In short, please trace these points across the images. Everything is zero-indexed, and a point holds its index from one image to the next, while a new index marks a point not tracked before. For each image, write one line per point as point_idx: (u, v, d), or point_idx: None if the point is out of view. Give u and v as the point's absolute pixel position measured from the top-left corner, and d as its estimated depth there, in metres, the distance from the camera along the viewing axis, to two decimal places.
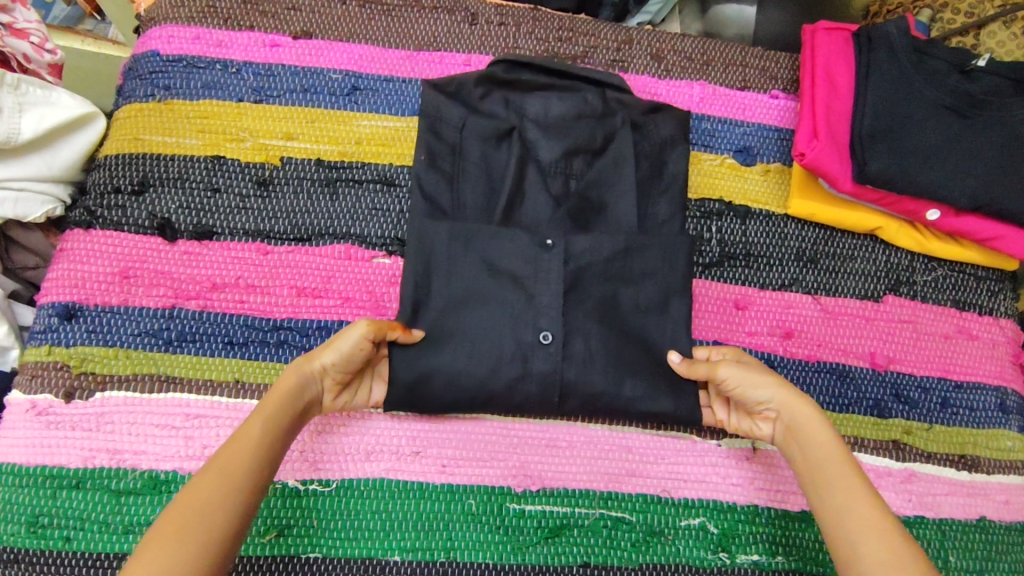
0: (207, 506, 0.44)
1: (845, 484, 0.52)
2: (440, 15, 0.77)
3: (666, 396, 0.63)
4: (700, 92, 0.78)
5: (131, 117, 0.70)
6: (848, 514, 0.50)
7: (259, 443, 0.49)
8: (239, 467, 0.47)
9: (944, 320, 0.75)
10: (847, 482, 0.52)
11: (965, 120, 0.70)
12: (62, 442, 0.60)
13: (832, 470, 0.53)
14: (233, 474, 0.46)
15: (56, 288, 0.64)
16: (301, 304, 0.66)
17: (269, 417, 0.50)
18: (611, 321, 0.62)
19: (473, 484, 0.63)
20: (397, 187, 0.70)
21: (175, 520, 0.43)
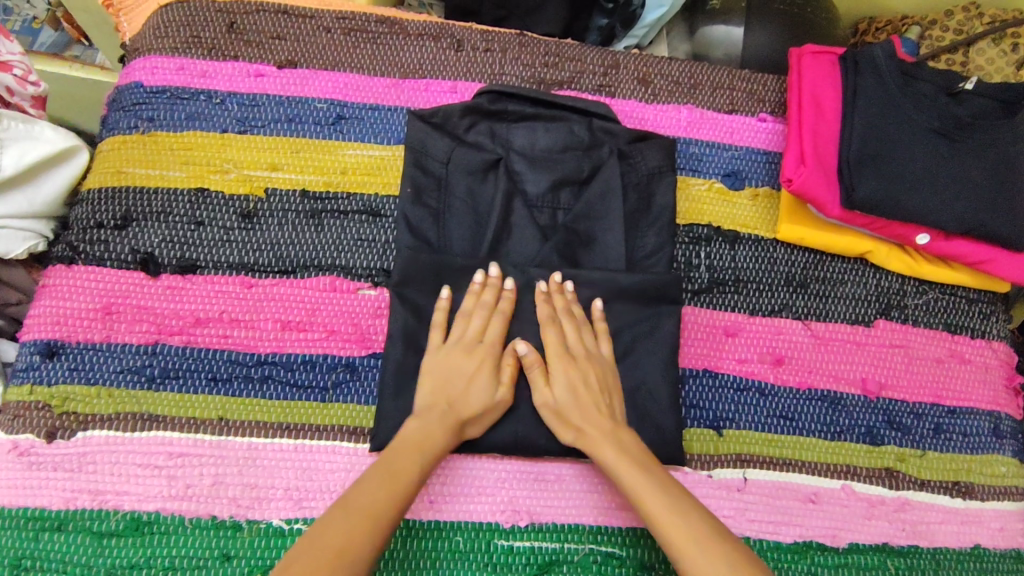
0: (386, 512, 0.51)
1: (652, 483, 0.55)
2: (426, 42, 0.77)
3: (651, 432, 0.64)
4: (687, 116, 0.78)
5: (114, 150, 0.70)
6: (658, 501, 0.53)
7: (423, 461, 0.56)
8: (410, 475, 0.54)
9: (936, 344, 0.75)
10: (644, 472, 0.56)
11: (952, 144, 0.70)
12: (45, 484, 0.59)
13: (638, 472, 0.56)
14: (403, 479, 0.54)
15: (39, 326, 0.63)
16: (286, 338, 0.65)
17: (427, 442, 0.57)
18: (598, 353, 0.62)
19: (460, 520, 0.62)
20: (383, 218, 0.70)
21: (364, 517, 0.50)
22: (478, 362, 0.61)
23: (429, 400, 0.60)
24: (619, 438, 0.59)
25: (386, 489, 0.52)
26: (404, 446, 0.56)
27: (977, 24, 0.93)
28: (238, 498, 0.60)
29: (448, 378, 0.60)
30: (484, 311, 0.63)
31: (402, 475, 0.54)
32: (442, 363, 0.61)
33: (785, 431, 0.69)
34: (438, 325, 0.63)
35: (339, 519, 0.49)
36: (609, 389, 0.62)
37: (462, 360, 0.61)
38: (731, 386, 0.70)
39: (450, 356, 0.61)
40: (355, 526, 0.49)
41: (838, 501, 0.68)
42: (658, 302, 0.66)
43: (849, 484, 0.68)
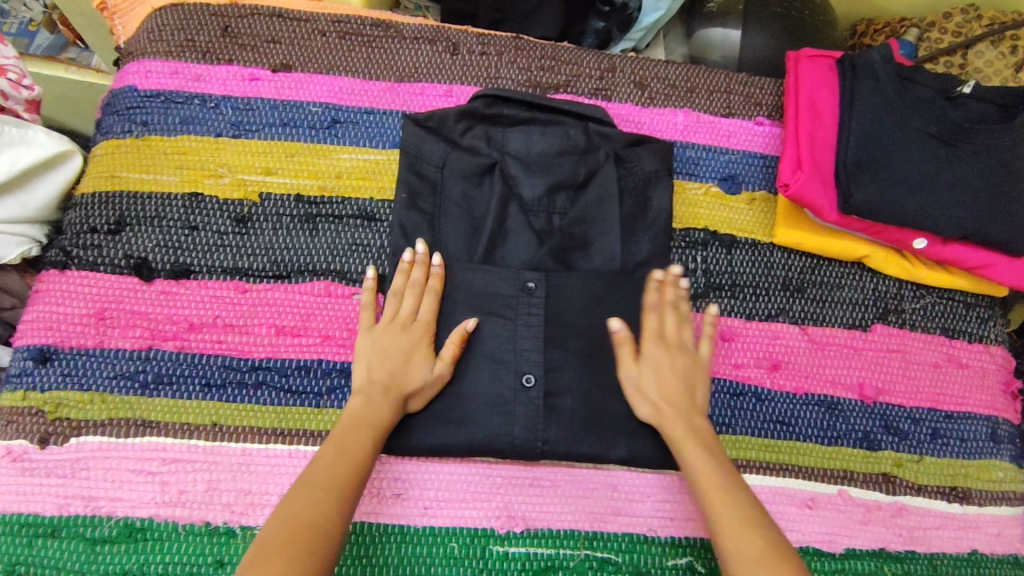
0: (339, 483, 0.51)
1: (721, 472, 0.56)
2: (421, 45, 0.77)
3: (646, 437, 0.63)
4: (684, 120, 0.78)
5: (108, 154, 0.69)
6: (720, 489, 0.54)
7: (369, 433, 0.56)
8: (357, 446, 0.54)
9: (933, 348, 0.74)
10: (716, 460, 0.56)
11: (949, 149, 0.70)
12: (37, 490, 0.59)
13: (704, 457, 0.57)
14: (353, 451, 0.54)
15: (32, 331, 0.63)
16: (280, 343, 0.65)
17: (376, 412, 0.57)
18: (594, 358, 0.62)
19: (455, 526, 0.62)
20: (378, 222, 0.70)
21: (316, 490, 0.50)
22: (413, 338, 0.61)
23: (367, 378, 0.59)
24: (694, 422, 0.60)
25: (341, 461, 0.53)
26: (356, 421, 0.56)
27: (975, 27, 0.93)
28: (232, 504, 0.60)
29: (383, 356, 0.60)
30: (414, 290, 0.63)
31: (357, 447, 0.54)
32: (377, 343, 0.61)
33: (781, 436, 0.69)
34: (368, 308, 0.63)
35: (299, 496, 0.50)
36: (695, 376, 0.63)
37: (399, 339, 0.61)
38: (727, 391, 0.69)
39: (386, 336, 0.61)
40: (318, 499, 0.49)
41: (834, 506, 0.67)
42: None
43: (845, 489, 0.68)
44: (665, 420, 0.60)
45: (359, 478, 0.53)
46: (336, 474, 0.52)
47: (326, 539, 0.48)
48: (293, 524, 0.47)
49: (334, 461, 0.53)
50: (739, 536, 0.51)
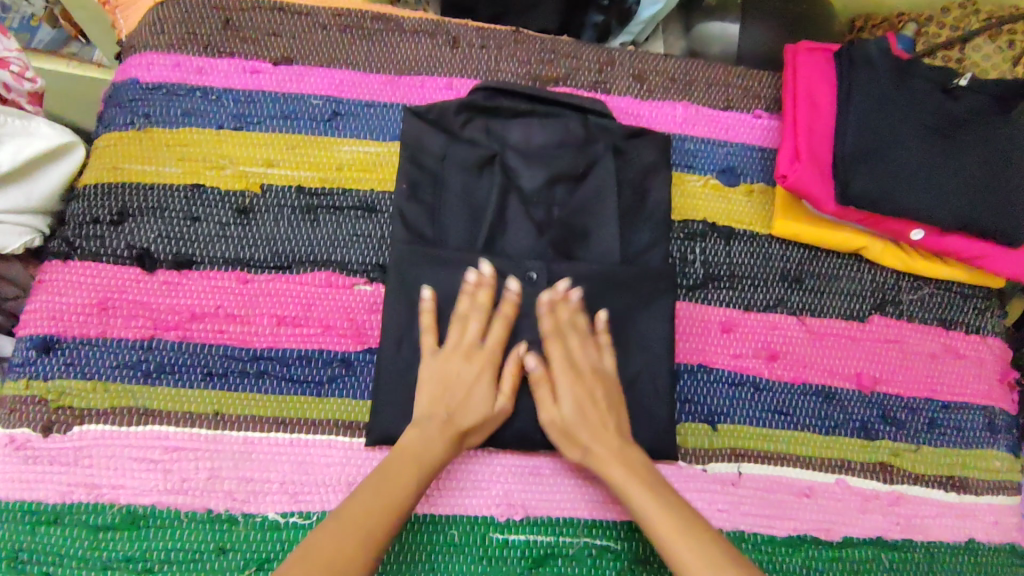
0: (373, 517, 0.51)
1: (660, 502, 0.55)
2: (421, 39, 0.77)
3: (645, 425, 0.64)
4: (682, 112, 0.78)
5: (110, 146, 0.70)
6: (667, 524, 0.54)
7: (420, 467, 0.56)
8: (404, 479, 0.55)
9: (930, 339, 0.75)
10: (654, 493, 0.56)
11: (946, 141, 0.70)
12: (40, 477, 0.60)
13: (645, 490, 0.56)
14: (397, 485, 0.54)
15: (34, 321, 0.64)
16: (282, 333, 0.65)
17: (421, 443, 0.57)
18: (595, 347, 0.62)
19: (455, 514, 0.62)
20: (378, 214, 0.70)
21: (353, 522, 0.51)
22: (478, 372, 0.61)
23: (428, 408, 0.59)
24: (626, 455, 0.59)
25: (383, 493, 0.53)
26: (401, 453, 0.56)
27: (973, 21, 0.94)
28: (234, 492, 0.60)
29: (445, 388, 0.60)
30: (480, 314, 0.62)
31: (400, 484, 0.54)
32: (440, 372, 0.61)
33: (779, 426, 0.70)
34: (429, 329, 0.62)
35: (334, 530, 0.50)
36: (615, 404, 0.62)
37: (461, 371, 0.61)
38: (725, 381, 0.70)
39: (450, 367, 0.61)
40: (355, 530, 0.50)
41: (832, 495, 0.68)
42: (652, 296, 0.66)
43: (843, 478, 0.69)
44: (599, 454, 0.59)
45: (401, 512, 0.53)
46: (373, 509, 0.52)
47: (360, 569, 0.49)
48: (324, 559, 0.48)
49: (372, 497, 0.53)
50: (695, 564, 0.51)
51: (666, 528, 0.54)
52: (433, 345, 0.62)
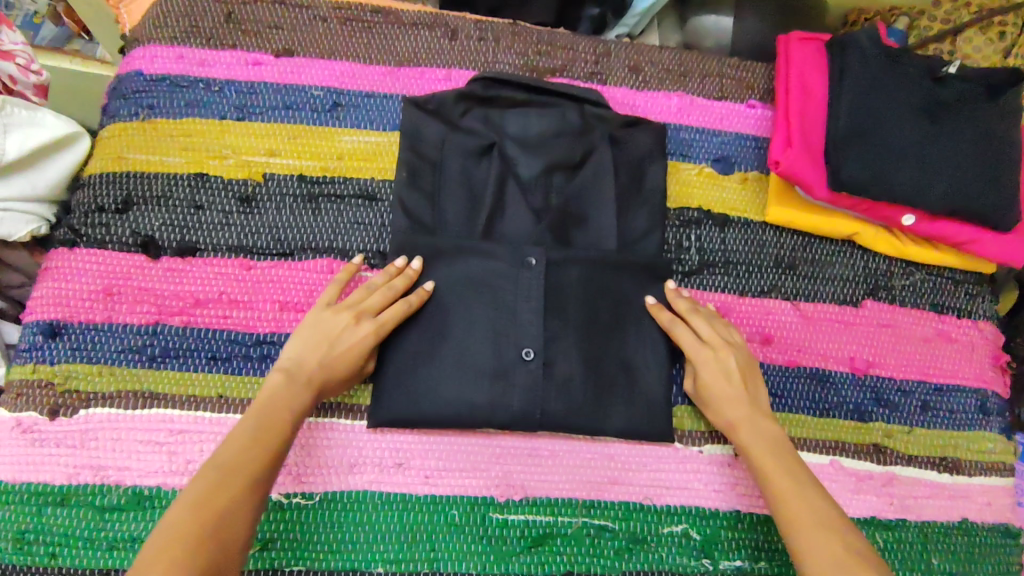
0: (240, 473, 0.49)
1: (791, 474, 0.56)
2: (420, 31, 0.78)
3: (641, 406, 0.65)
4: (677, 103, 0.79)
5: (114, 136, 0.71)
6: (791, 493, 0.55)
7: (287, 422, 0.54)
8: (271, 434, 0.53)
9: (923, 323, 0.76)
10: (786, 462, 0.57)
11: (937, 128, 0.72)
12: (46, 459, 0.61)
13: (774, 458, 0.57)
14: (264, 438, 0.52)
15: (41, 307, 0.65)
16: (284, 319, 0.67)
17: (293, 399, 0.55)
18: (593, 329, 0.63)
19: (455, 494, 0.63)
20: (379, 202, 0.71)
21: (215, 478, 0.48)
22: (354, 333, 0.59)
23: (299, 357, 0.58)
24: (758, 423, 0.60)
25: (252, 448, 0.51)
26: (278, 400, 0.55)
27: (964, 13, 0.95)
28: None
29: (322, 340, 0.58)
30: (386, 291, 0.62)
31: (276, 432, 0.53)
32: (319, 325, 0.59)
33: (773, 408, 0.71)
34: (336, 288, 0.63)
35: (215, 476, 0.48)
36: (752, 376, 0.63)
37: (339, 330, 0.59)
38: None
39: (331, 321, 0.59)
40: (226, 484, 0.48)
41: (826, 476, 0.69)
42: (648, 281, 0.68)
43: (837, 459, 0.70)
44: (737, 418, 0.61)
45: (270, 465, 0.51)
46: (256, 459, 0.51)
47: (226, 525, 0.46)
48: (197, 505, 0.46)
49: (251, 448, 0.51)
50: (813, 529, 0.52)
51: (788, 493, 0.55)
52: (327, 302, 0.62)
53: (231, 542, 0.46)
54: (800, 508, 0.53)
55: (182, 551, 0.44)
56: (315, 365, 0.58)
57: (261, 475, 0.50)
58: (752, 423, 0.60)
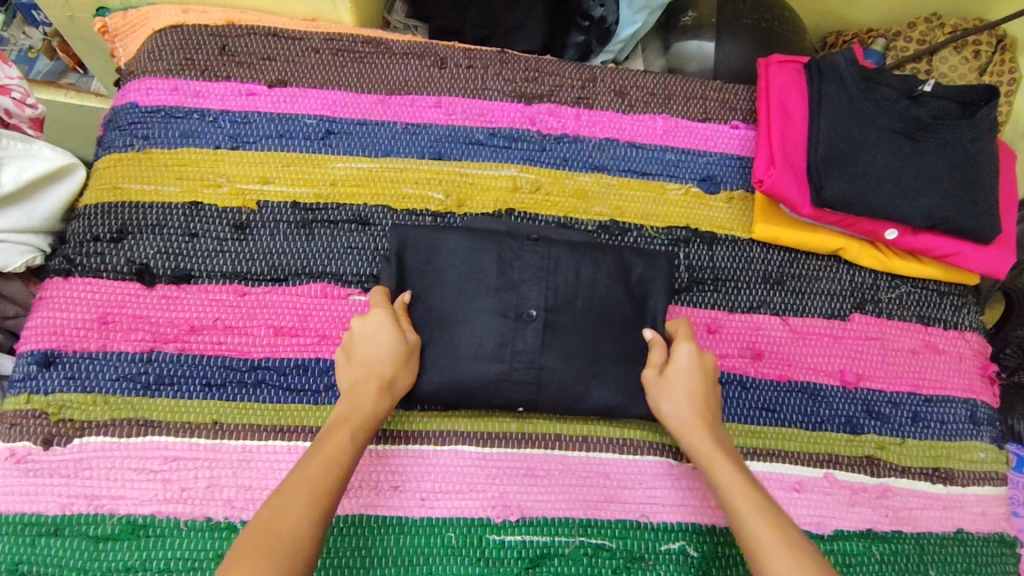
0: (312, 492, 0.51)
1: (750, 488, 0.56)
2: (411, 60, 0.80)
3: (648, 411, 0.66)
4: (662, 125, 0.81)
5: (110, 167, 0.72)
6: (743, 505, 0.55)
7: (355, 436, 0.56)
8: (340, 446, 0.55)
9: (910, 335, 0.77)
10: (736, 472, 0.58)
11: (913, 144, 0.74)
12: (41, 489, 0.60)
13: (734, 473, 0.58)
14: (332, 455, 0.54)
15: (36, 335, 0.65)
16: (279, 343, 0.67)
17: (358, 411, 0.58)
18: (577, 335, 0.65)
19: (452, 516, 0.63)
20: (372, 227, 0.72)
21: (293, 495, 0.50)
22: (392, 339, 0.61)
23: (354, 378, 0.61)
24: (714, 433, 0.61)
25: (320, 462, 0.53)
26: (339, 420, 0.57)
27: (938, 35, 0.99)
28: (232, 499, 0.61)
29: (369, 349, 0.61)
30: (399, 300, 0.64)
31: (340, 441, 0.55)
32: (363, 343, 0.62)
33: (767, 423, 0.71)
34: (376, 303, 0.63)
35: (290, 491, 0.50)
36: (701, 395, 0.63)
37: (381, 341, 0.61)
38: None
39: (368, 335, 0.61)
40: (296, 501, 0.50)
41: (822, 489, 0.69)
42: (641, 297, 0.68)
43: (831, 473, 0.70)
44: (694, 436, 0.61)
45: (340, 478, 0.53)
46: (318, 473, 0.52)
47: (300, 541, 0.48)
48: (274, 524, 0.48)
49: (309, 470, 0.52)
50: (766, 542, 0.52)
51: (741, 508, 0.55)
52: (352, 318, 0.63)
53: (306, 556, 0.48)
54: (752, 523, 0.53)
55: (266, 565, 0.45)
56: (377, 379, 0.60)
57: (337, 487, 0.53)
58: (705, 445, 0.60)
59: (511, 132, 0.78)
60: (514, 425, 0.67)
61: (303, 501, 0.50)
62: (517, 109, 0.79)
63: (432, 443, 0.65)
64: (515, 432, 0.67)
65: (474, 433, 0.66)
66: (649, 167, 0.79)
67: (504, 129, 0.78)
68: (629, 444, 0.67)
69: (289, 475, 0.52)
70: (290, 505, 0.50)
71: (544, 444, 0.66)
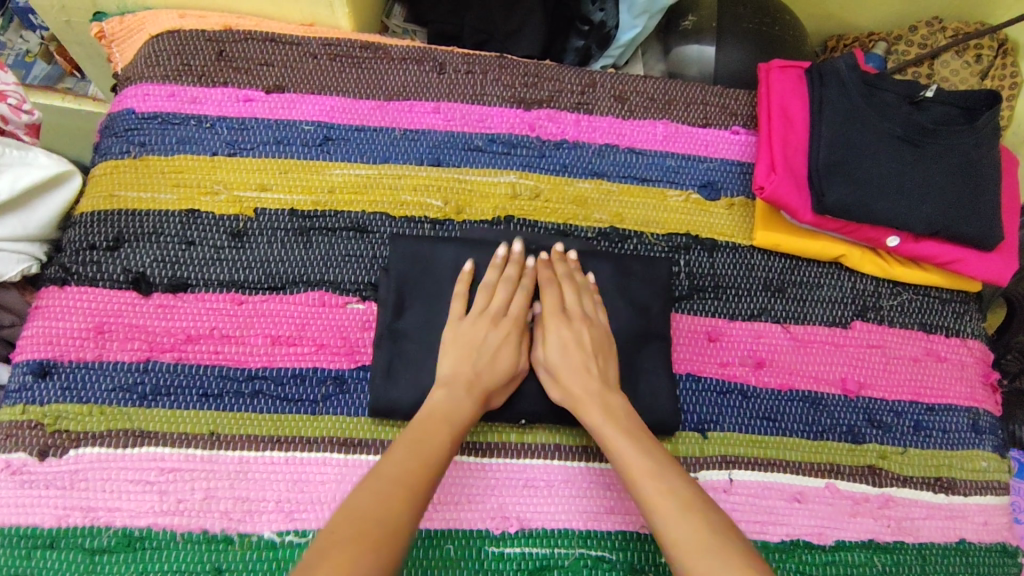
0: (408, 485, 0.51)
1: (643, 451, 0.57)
2: (410, 65, 0.79)
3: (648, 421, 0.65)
4: (663, 131, 0.81)
5: (106, 174, 0.72)
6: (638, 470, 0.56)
7: (447, 433, 0.57)
8: (436, 443, 0.56)
9: (912, 343, 0.77)
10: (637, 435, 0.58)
11: (915, 150, 0.73)
12: (36, 501, 0.60)
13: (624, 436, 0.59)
14: (428, 450, 0.55)
15: (31, 346, 0.65)
16: (276, 353, 0.66)
17: (451, 410, 0.59)
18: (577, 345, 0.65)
19: (451, 528, 0.63)
20: (370, 234, 0.72)
21: (393, 485, 0.51)
22: (509, 358, 0.64)
23: (453, 370, 0.62)
24: (607, 401, 0.61)
25: (415, 456, 0.54)
26: (429, 418, 0.58)
27: (939, 39, 0.99)
28: (229, 511, 0.61)
29: (477, 355, 0.63)
30: (510, 295, 0.67)
31: (430, 444, 0.55)
32: (467, 345, 0.63)
33: (768, 432, 0.71)
34: (461, 297, 0.66)
35: (381, 483, 0.51)
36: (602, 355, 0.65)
37: (497, 355, 0.64)
38: (714, 390, 0.71)
39: (484, 342, 0.64)
40: (394, 491, 0.50)
41: (823, 499, 0.69)
42: None
43: (832, 483, 0.70)
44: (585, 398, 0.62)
45: (435, 472, 0.54)
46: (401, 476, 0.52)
47: (398, 531, 0.48)
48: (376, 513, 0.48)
49: (410, 462, 0.53)
50: (661, 505, 0.53)
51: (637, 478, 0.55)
52: (497, 309, 0.66)
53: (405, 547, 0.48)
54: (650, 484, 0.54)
55: (374, 552, 0.45)
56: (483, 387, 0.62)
57: (433, 481, 0.53)
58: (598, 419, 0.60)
59: (511, 138, 0.78)
60: (512, 435, 0.66)
61: (404, 491, 0.51)
62: (516, 115, 0.79)
63: None
64: (515, 442, 0.66)
65: (473, 443, 0.66)
66: (649, 173, 0.79)
67: (504, 135, 0.78)
68: None
69: (380, 465, 0.53)
70: (390, 496, 0.50)
71: (543, 454, 0.66)
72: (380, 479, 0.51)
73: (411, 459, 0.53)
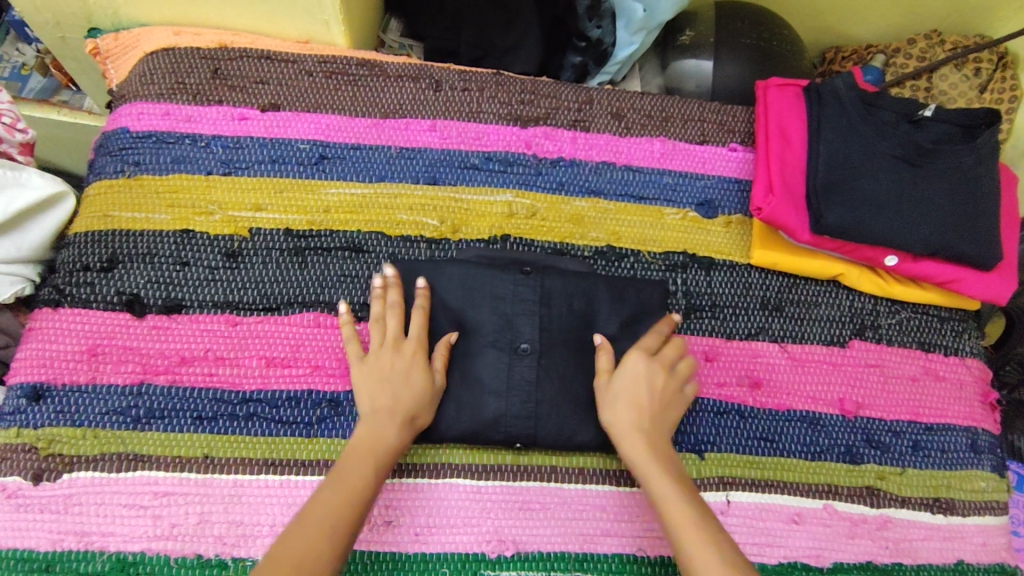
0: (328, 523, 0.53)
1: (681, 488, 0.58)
2: (406, 82, 0.79)
3: None
4: (660, 148, 0.81)
5: (100, 194, 0.71)
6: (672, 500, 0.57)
7: (378, 458, 0.58)
8: (362, 472, 0.56)
9: (910, 362, 0.76)
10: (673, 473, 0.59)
11: (914, 169, 0.73)
12: (30, 525, 0.59)
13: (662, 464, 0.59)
14: (352, 480, 0.56)
15: (25, 368, 0.64)
16: (271, 375, 0.66)
17: (385, 434, 0.59)
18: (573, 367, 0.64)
19: (446, 551, 0.62)
20: (366, 254, 0.72)
21: (310, 524, 0.52)
22: (416, 377, 0.62)
23: (371, 405, 0.61)
24: (656, 434, 0.61)
25: (339, 491, 0.55)
26: (358, 452, 0.58)
27: (939, 52, 0.98)
28: (223, 536, 0.61)
29: (387, 384, 0.61)
30: (394, 313, 0.65)
31: (357, 489, 0.55)
32: (376, 376, 0.62)
33: (765, 453, 0.70)
34: (354, 339, 0.64)
35: (298, 527, 0.52)
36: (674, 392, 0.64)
37: (398, 380, 0.61)
38: (711, 410, 0.71)
39: (382, 369, 0.62)
40: (314, 530, 0.52)
41: (822, 521, 0.69)
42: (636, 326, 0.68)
43: (830, 504, 0.69)
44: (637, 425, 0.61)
45: (361, 503, 0.55)
46: (329, 523, 0.53)
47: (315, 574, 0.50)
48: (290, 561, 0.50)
49: (333, 496, 0.54)
50: (695, 544, 0.54)
51: (680, 517, 0.56)
52: (392, 337, 0.64)
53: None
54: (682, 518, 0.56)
55: None
56: (401, 412, 0.60)
57: (357, 513, 0.54)
58: (649, 450, 0.60)
59: (507, 156, 0.78)
60: (508, 457, 0.66)
61: (322, 527, 0.52)
62: (513, 133, 0.79)
63: (427, 476, 0.64)
64: (511, 464, 0.66)
65: (469, 466, 0.65)
66: (646, 191, 0.79)
67: (500, 153, 0.78)
68: (625, 476, 0.67)
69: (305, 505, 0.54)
70: (303, 535, 0.52)
71: (540, 476, 0.66)
72: (303, 520, 0.53)
73: (333, 494, 0.55)
